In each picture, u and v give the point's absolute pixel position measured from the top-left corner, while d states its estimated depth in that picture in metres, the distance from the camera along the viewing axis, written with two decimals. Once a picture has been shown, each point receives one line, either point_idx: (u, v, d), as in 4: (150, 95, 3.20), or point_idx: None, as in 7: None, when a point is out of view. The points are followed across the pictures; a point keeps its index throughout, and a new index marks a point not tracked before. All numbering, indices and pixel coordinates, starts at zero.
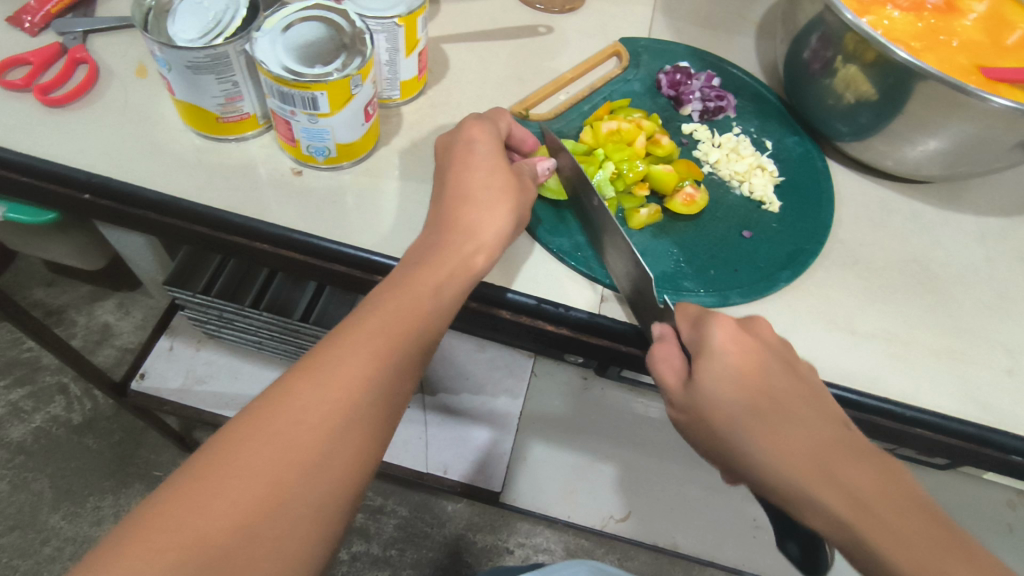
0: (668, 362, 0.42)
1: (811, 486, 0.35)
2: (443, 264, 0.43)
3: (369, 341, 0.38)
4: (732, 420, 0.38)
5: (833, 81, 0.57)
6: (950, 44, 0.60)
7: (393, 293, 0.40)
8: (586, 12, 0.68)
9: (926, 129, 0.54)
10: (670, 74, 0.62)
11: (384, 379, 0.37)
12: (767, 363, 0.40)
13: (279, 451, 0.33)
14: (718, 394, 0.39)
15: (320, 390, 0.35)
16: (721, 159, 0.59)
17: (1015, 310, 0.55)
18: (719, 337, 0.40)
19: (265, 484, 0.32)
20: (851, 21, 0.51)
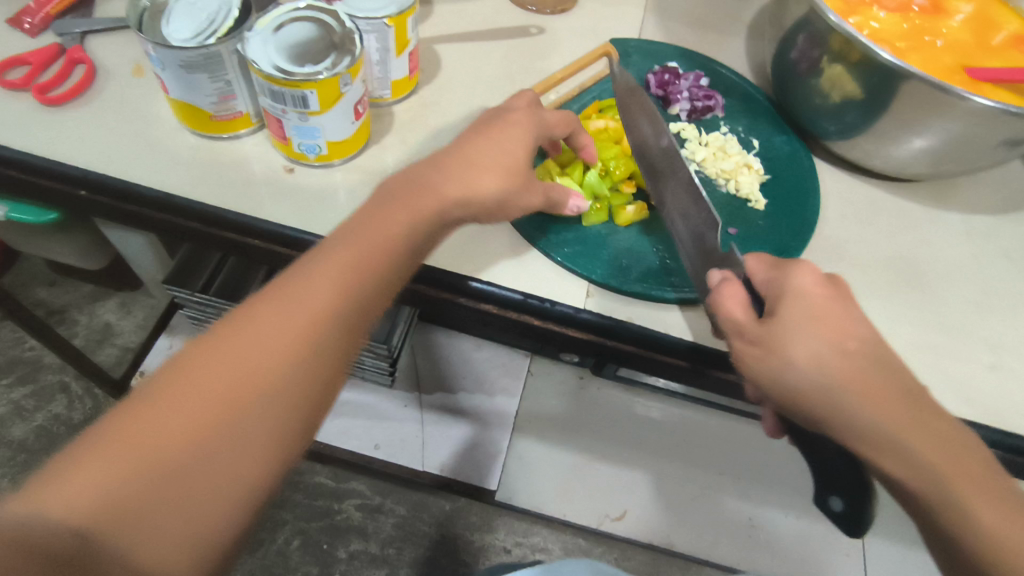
0: (739, 304, 0.40)
1: (907, 434, 0.35)
2: (422, 193, 0.41)
3: (333, 269, 0.36)
4: (820, 364, 0.36)
5: (819, 81, 0.58)
6: (935, 44, 0.61)
7: (362, 221, 0.38)
8: (578, 13, 0.69)
9: (910, 128, 0.54)
10: (658, 74, 0.63)
11: (349, 307, 0.36)
12: (847, 308, 0.39)
13: (234, 373, 0.32)
14: (812, 337, 0.37)
15: (279, 316, 0.34)
16: (708, 157, 0.60)
17: (1001, 307, 0.55)
18: (806, 283, 0.39)
19: (216, 405, 0.31)
20: (835, 21, 0.52)
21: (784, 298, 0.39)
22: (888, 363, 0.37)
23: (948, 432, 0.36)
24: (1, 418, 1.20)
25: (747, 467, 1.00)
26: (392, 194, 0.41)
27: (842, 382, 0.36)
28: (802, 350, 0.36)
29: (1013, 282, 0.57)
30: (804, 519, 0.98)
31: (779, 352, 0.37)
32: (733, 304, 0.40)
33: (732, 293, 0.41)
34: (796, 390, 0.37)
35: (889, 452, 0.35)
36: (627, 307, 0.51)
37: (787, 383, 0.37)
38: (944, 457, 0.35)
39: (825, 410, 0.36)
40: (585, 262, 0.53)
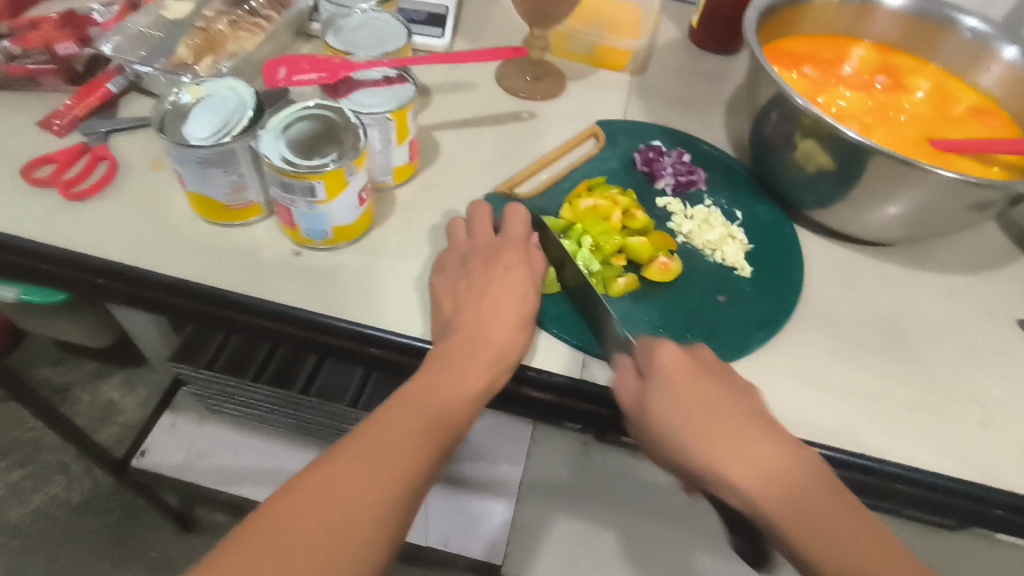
0: (626, 383, 0.46)
1: (738, 477, 0.39)
2: (459, 364, 0.45)
3: (382, 444, 0.39)
4: (676, 432, 0.42)
5: (794, 154, 0.62)
6: (899, 118, 0.65)
7: (407, 398, 0.42)
8: (566, 98, 0.74)
9: (882, 197, 0.58)
10: (644, 152, 0.67)
11: (402, 488, 0.38)
12: (703, 378, 0.44)
13: (292, 559, 0.33)
14: (668, 411, 0.43)
15: (370, 471, 0.37)
16: (694, 229, 0.62)
17: (985, 363, 0.57)
18: (664, 360, 0.44)
19: (313, 557, 0.34)
20: (801, 105, 0.56)
21: (655, 379, 0.44)
22: (742, 430, 0.41)
23: (796, 469, 0.39)
24: None
25: None
26: (457, 347, 0.46)
27: (695, 449, 0.41)
28: (664, 427, 0.43)
29: (996, 341, 0.58)
30: None
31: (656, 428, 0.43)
32: (625, 386, 0.46)
33: (624, 377, 0.47)
34: (674, 453, 0.42)
35: (728, 487, 0.40)
36: None
37: (670, 459, 0.43)
38: (773, 493, 0.38)
39: (699, 475, 0.41)
40: (579, 333, 0.54)
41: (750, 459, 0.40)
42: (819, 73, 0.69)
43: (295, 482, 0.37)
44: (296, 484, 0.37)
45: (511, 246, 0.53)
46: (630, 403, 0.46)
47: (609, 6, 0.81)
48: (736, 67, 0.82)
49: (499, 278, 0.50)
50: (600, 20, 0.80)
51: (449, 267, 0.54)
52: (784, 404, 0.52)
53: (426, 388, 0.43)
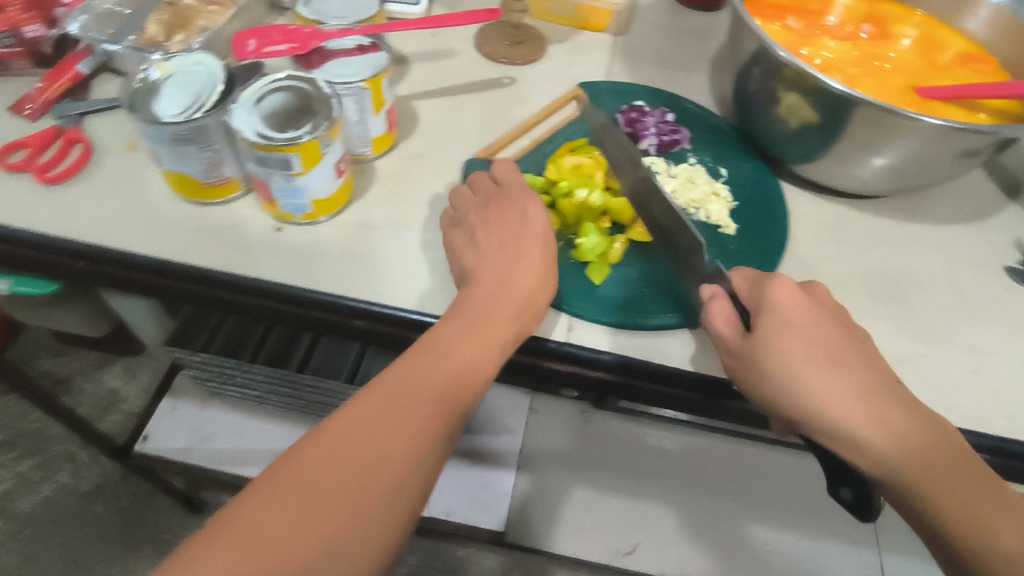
0: (727, 320, 0.46)
1: (866, 427, 0.39)
2: (483, 315, 0.45)
3: (397, 403, 0.39)
4: (804, 382, 0.41)
5: (778, 108, 0.61)
6: (884, 68, 0.64)
7: (432, 346, 0.43)
8: (547, 62, 0.73)
9: (868, 148, 0.57)
10: (626, 113, 0.66)
11: (422, 438, 0.39)
12: (820, 324, 0.44)
13: (393, 407, 0.39)
14: (786, 350, 0.42)
15: (449, 350, 0.43)
16: (678, 188, 0.62)
17: (975, 312, 0.57)
18: (780, 295, 0.44)
19: (410, 412, 0.39)
20: (785, 57, 0.55)
21: (764, 312, 0.44)
22: (853, 373, 0.42)
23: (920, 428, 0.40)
24: (9, 491, 1.21)
25: (757, 489, 0.99)
26: (505, 251, 0.49)
27: (816, 388, 0.41)
28: (774, 361, 0.42)
29: (986, 289, 0.59)
30: (819, 539, 0.98)
31: (816, 378, 0.41)
32: (783, 335, 0.43)
33: (772, 317, 0.44)
34: (791, 400, 0.42)
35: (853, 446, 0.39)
36: (608, 337, 0.53)
37: (773, 398, 0.42)
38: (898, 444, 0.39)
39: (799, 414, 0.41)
40: (565, 294, 0.54)
41: (894, 429, 0.39)
42: (803, 25, 0.67)
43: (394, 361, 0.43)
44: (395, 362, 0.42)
45: (516, 193, 0.53)
46: (771, 344, 0.43)
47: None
48: (721, 24, 0.80)
49: (515, 225, 0.51)
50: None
51: (458, 214, 0.54)
52: None
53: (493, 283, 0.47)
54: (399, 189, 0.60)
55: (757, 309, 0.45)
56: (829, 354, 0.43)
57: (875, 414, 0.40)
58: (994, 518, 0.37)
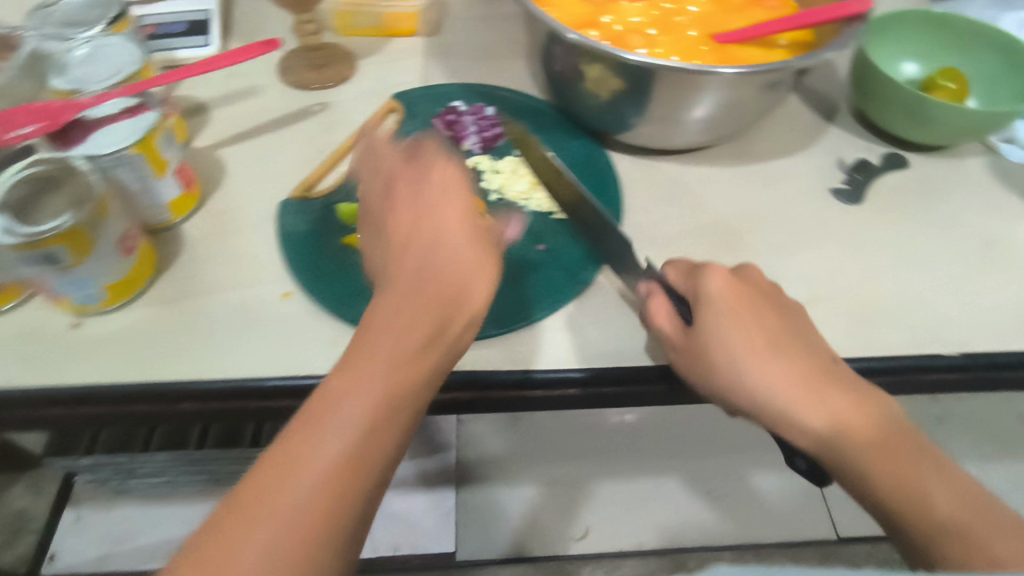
0: (667, 316, 0.47)
1: (801, 407, 0.40)
2: (429, 297, 0.37)
3: (345, 432, 0.33)
4: (741, 365, 0.42)
5: (586, 83, 0.59)
6: (683, 23, 0.63)
7: (377, 339, 0.36)
8: (359, 78, 0.70)
9: (675, 106, 0.57)
10: (443, 116, 0.64)
11: (376, 452, 0.33)
12: (760, 313, 0.44)
13: (336, 422, 0.33)
14: (725, 336, 0.43)
15: (390, 341, 0.35)
16: (504, 183, 0.59)
17: (808, 240, 0.58)
18: (714, 284, 0.45)
19: (355, 423, 0.33)
20: (577, 39, 0.53)
21: (698, 301, 0.45)
22: (795, 358, 0.42)
23: (866, 409, 0.40)
24: None
25: (690, 440, 0.99)
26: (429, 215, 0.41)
27: (756, 375, 0.42)
28: (714, 347, 0.43)
29: (815, 215, 0.60)
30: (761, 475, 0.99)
31: (761, 365, 0.42)
32: (723, 327, 0.43)
33: (710, 308, 0.44)
34: (726, 384, 0.42)
35: (787, 423, 0.40)
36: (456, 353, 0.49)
37: (719, 389, 0.43)
38: (842, 426, 0.39)
39: (739, 398, 0.42)
40: None
41: (834, 409, 0.40)
42: None
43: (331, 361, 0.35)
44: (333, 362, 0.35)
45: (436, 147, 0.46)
46: (715, 336, 0.43)
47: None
48: None
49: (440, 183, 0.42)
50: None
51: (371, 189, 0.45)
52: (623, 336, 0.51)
53: (436, 255, 0.39)
54: (211, 249, 0.55)
55: (694, 301, 0.45)
56: (769, 340, 0.43)
57: (815, 390, 0.40)
58: (924, 475, 0.36)
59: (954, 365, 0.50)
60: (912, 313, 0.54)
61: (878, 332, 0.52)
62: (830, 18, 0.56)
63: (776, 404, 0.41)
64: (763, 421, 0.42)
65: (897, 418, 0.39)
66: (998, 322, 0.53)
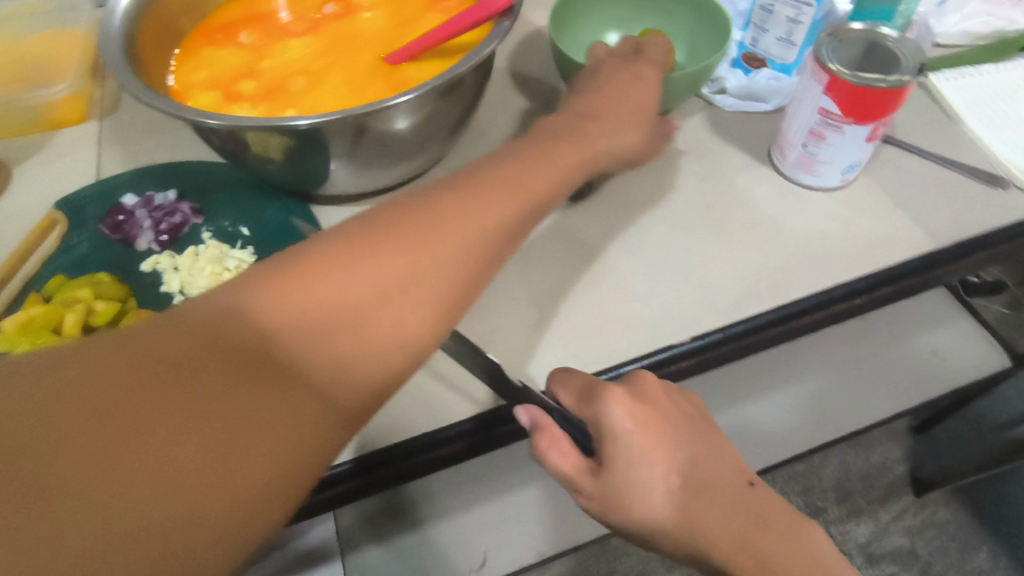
0: (565, 454, 0.40)
1: (729, 554, 0.41)
2: (336, 363, 0.30)
3: (185, 484, 0.25)
4: (661, 510, 0.39)
5: (252, 149, 0.51)
6: (353, 46, 0.58)
7: (271, 384, 0.28)
8: (15, 189, 0.59)
9: (352, 149, 0.51)
10: (111, 218, 0.55)
11: (223, 531, 0.26)
12: (681, 443, 0.41)
13: (175, 465, 0.25)
14: (652, 483, 0.39)
15: (287, 408, 0.28)
16: (187, 279, 0.51)
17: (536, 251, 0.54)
18: (625, 419, 0.39)
19: (201, 478, 0.25)
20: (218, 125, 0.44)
21: (609, 444, 0.39)
22: (720, 492, 0.42)
23: (772, 531, 0.43)
24: None
25: None
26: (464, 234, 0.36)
27: (676, 515, 0.39)
28: (636, 497, 0.38)
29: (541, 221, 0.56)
30: None
31: (695, 518, 0.40)
32: (642, 470, 0.38)
33: (622, 447, 0.38)
34: (647, 527, 0.40)
35: (713, 557, 0.41)
36: None
37: (638, 526, 0.40)
38: (767, 558, 0.42)
39: (655, 535, 0.40)
40: None
41: (755, 547, 0.42)
42: (258, 35, 0.59)
43: (205, 352, 0.28)
44: (201, 356, 0.27)
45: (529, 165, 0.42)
46: (636, 484, 0.38)
47: (45, 47, 0.67)
48: None
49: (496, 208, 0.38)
50: (37, 73, 0.65)
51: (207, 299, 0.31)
52: None
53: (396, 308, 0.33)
54: None
55: (598, 436, 0.39)
56: (686, 479, 0.40)
57: (739, 532, 0.42)
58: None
59: (686, 351, 0.48)
60: (644, 307, 0.51)
61: (613, 337, 0.49)
62: (479, 19, 0.53)
63: (707, 545, 0.40)
64: (680, 551, 0.41)
65: (792, 522, 0.45)
66: (726, 291, 0.51)
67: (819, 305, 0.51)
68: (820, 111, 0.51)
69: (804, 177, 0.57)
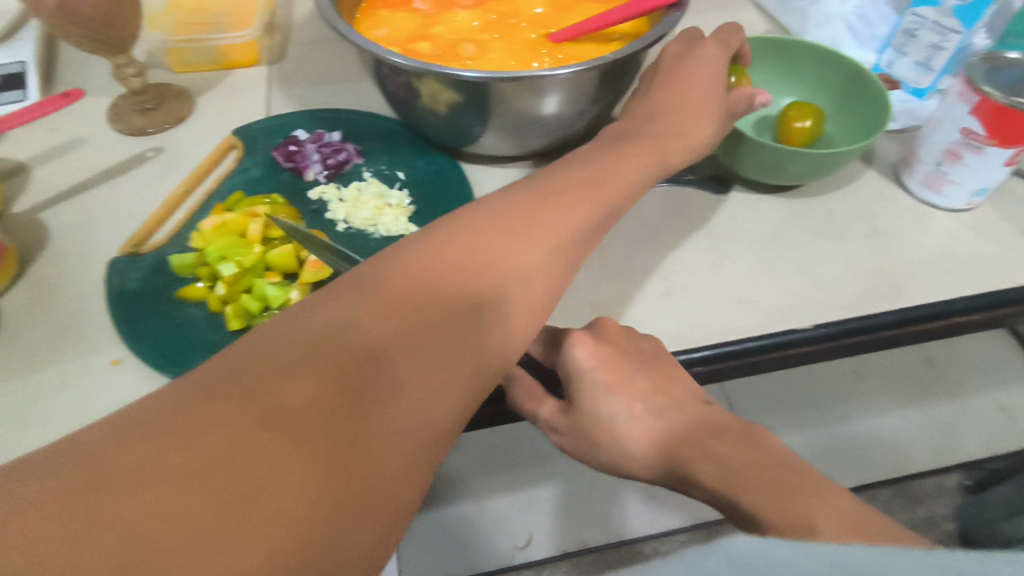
0: (538, 397, 0.42)
1: (692, 468, 0.36)
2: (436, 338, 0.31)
3: (311, 474, 0.25)
4: (621, 437, 0.39)
5: (422, 100, 0.56)
6: (519, 24, 0.62)
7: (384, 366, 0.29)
8: (197, 118, 0.66)
9: (515, 111, 0.55)
10: (283, 148, 0.60)
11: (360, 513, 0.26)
12: (631, 371, 0.40)
13: (305, 454, 0.25)
14: (613, 411, 0.39)
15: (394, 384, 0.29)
16: (350, 210, 0.57)
17: (663, 232, 0.58)
18: (583, 357, 0.40)
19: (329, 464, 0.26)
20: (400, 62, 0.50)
21: (573, 379, 0.40)
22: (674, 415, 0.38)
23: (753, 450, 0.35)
24: None
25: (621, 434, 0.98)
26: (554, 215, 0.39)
27: (635, 440, 0.38)
28: (597, 426, 0.39)
29: (672, 206, 0.60)
30: None
31: (658, 443, 0.37)
32: (603, 401, 0.39)
33: (588, 383, 0.39)
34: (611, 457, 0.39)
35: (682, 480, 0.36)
36: None
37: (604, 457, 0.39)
38: (743, 463, 0.34)
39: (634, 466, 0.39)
40: None
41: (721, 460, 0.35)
42: (432, 4, 0.64)
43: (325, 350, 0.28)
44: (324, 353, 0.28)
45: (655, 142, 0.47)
46: (598, 413, 0.39)
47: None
48: None
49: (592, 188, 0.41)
50: (218, 19, 0.71)
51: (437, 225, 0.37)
52: None
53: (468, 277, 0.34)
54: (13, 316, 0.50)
55: (566, 377, 0.41)
56: (650, 406, 0.39)
57: (688, 437, 0.37)
58: (795, 498, 0.31)
59: (807, 338, 0.51)
60: (766, 293, 0.54)
61: (735, 315, 0.52)
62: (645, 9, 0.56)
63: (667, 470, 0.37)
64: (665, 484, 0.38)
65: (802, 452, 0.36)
66: (848, 290, 0.54)
67: (943, 313, 0.52)
68: (963, 131, 0.52)
69: (931, 195, 0.59)
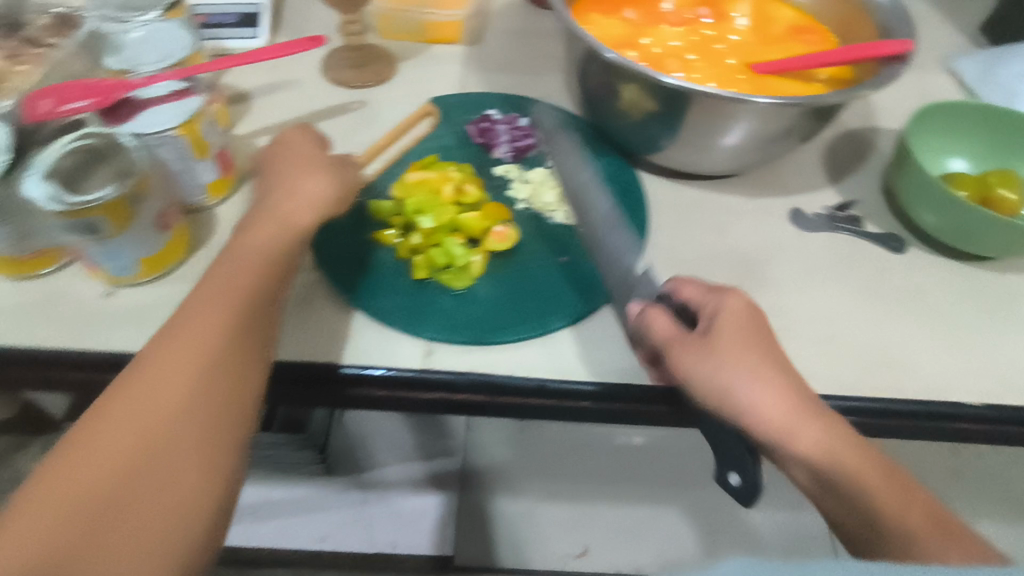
0: (668, 320, 0.44)
1: (841, 478, 0.38)
2: (181, 357, 0.40)
3: (117, 463, 0.36)
4: (745, 395, 0.40)
5: (619, 103, 0.59)
6: (721, 50, 0.64)
7: (162, 376, 0.39)
8: (399, 81, 0.71)
9: (710, 132, 0.56)
10: (477, 123, 0.65)
11: (169, 483, 0.36)
12: (766, 347, 0.43)
13: (108, 454, 0.36)
14: (741, 366, 0.41)
15: (150, 391, 0.38)
16: (532, 193, 0.60)
17: (828, 276, 0.58)
18: (733, 309, 0.43)
19: (127, 458, 0.36)
20: (614, 58, 0.52)
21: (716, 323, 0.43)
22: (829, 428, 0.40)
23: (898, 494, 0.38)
24: None
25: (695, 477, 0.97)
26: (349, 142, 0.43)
27: (798, 442, 0.40)
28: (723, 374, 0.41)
29: (840, 253, 0.60)
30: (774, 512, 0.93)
31: (813, 443, 0.39)
32: (750, 370, 0.41)
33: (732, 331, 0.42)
34: (746, 423, 0.41)
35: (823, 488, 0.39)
36: (473, 354, 0.50)
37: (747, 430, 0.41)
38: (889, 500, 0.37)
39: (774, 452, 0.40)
40: (420, 317, 0.51)
41: (865, 482, 0.38)
42: (641, 15, 0.66)
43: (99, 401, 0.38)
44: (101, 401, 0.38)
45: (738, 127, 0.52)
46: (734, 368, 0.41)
47: None
48: None
49: None
50: None
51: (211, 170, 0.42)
52: (622, 352, 0.51)
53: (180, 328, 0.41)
54: (226, 218, 0.57)
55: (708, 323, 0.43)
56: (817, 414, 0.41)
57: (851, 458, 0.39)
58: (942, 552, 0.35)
59: (976, 416, 0.50)
60: (931, 360, 0.53)
61: (895, 373, 0.52)
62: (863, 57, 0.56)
63: (818, 474, 0.39)
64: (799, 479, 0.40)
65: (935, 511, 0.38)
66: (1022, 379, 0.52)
67: None
68: None
69: None
